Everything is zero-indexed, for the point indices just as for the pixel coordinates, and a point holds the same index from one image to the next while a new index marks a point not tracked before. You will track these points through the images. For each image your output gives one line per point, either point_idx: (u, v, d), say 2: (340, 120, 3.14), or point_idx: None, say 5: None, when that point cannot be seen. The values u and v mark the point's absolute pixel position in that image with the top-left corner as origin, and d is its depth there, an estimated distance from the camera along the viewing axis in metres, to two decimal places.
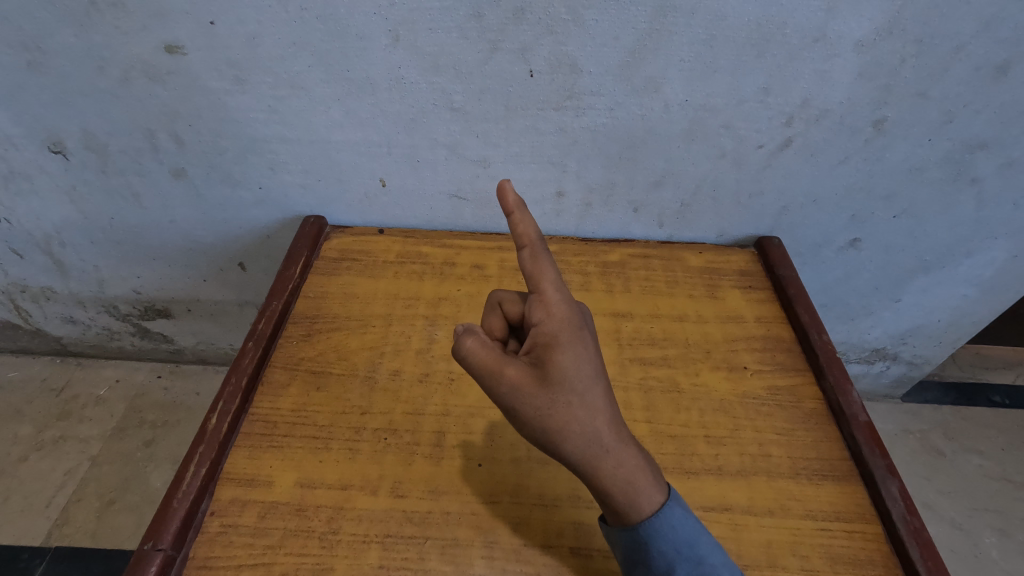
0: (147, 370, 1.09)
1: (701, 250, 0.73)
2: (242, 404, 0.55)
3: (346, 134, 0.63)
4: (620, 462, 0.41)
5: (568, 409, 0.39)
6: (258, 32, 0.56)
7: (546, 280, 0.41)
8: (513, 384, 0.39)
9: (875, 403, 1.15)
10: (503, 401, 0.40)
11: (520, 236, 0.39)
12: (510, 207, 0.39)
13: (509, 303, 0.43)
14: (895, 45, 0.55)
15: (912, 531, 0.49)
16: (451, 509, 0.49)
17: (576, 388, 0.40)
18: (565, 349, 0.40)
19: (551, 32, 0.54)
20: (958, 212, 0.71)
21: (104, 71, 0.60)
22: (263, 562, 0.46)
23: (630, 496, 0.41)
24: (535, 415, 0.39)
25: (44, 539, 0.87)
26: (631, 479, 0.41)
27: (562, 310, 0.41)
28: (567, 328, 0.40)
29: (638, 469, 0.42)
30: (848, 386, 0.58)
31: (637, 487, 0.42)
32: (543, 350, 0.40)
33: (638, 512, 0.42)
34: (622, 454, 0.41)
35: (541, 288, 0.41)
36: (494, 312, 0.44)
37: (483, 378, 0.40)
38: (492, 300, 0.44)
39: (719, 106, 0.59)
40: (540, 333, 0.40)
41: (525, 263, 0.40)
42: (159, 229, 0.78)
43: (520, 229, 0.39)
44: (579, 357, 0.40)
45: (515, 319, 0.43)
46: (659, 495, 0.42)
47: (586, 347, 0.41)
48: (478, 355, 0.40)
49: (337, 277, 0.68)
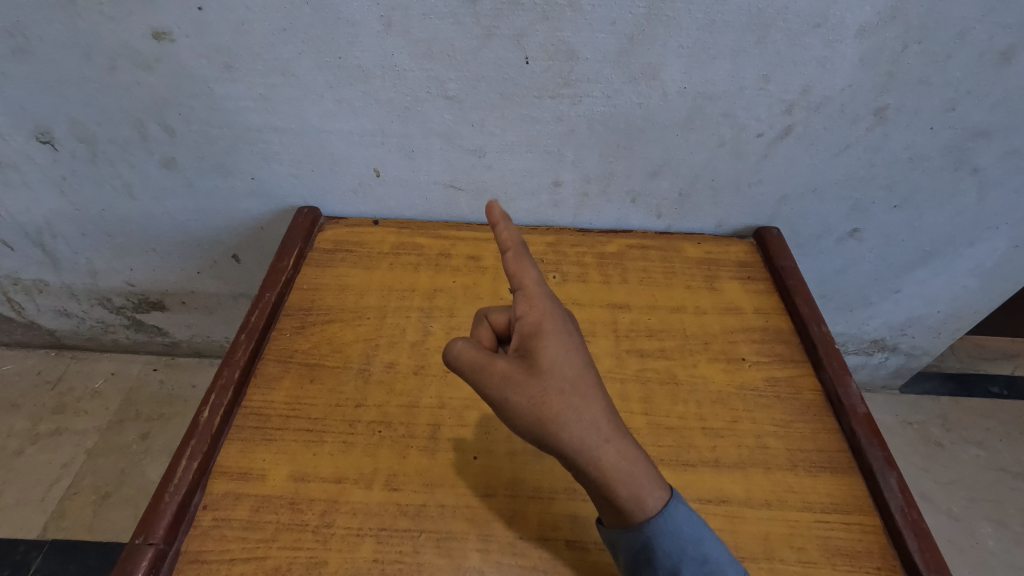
0: (143, 363, 1.09)
1: (699, 240, 0.73)
2: (235, 397, 0.54)
3: (338, 122, 0.62)
4: (620, 453, 0.40)
5: (562, 397, 0.39)
6: (247, 18, 0.54)
7: (527, 278, 0.40)
8: (504, 375, 0.39)
9: (873, 394, 1.15)
10: (495, 393, 0.39)
11: (502, 241, 0.39)
12: (495, 220, 0.39)
13: (495, 313, 0.43)
14: (897, 31, 0.54)
15: (911, 522, 0.48)
16: (446, 502, 0.49)
17: (565, 376, 0.39)
18: (550, 338, 0.40)
19: (548, 17, 0.53)
20: (959, 201, 0.70)
21: (91, 58, 0.59)
22: (256, 556, 0.45)
23: (634, 491, 0.40)
24: (529, 405, 0.38)
25: (40, 532, 0.87)
26: (633, 473, 0.40)
27: (544, 302, 0.40)
28: (550, 317, 0.40)
29: (638, 461, 0.41)
30: (847, 378, 0.58)
31: (639, 481, 0.41)
32: (529, 340, 0.40)
33: (643, 510, 0.41)
34: (620, 444, 0.40)
35: (523, 285, 0.40)
36: (482, 324, 0.43)
37: (474, 376, 0.39)
38: (478, 315, 0.44)
39: (718, 93, 0.58)
40: (525, 325, 0.40)
41: (506, 266, 0.40)
42: (151, 220, 0.77)
43: (505, 236, 0.39)
44: (564, 346, 0.40)
45: (503, 330, 0.42)
46: (662, 491, 0.42)
47: (570, 336, 0.41)
48: (467, 352, 0.39)
49: (330, 268, 0.67)
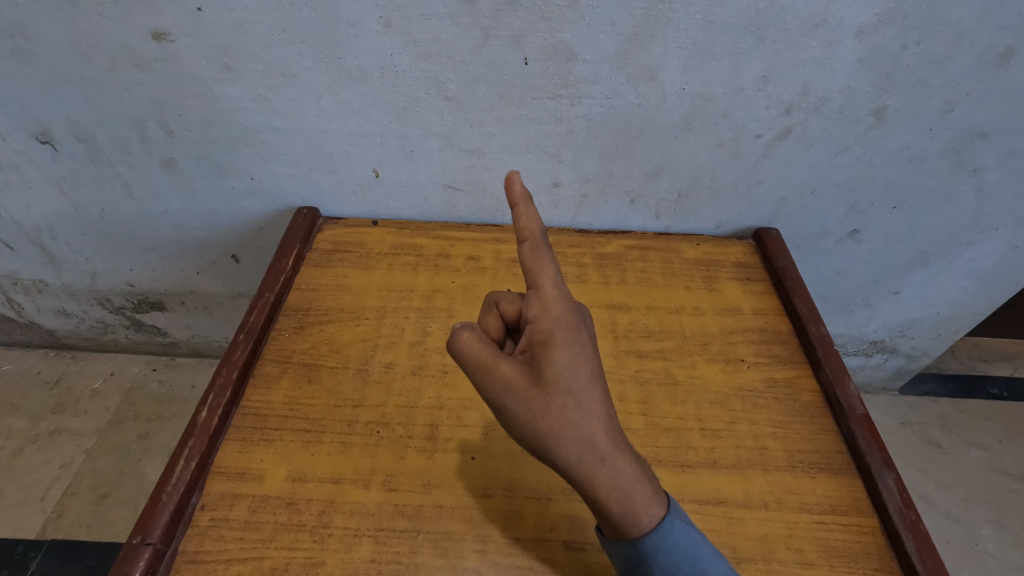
0: (142, 363, 1.09)
1: (698, 241, 0.73)
2: (233, 397, 0.54)
3: (338, 123, 0.62)
4: (616, 471, 0.40)
5: (563, 412, 0.38)
6: (247, 19, 0.55)
7: (544, 277, 0.39)
8: (506, 382, 0.38)
9: (872, 395, 1.15)
10: (495, 399, 0.39)
11: (521, 230, 0.39)
12: (516, 199, 0.38)
13: (507, 302, 0.42)
14: (896, 32, 0.54)
15: (909, 524, 0.48)
16: (444, 503, 0.49)
17: (570, 391, 0.39)
18: (560, 349, 0.39)
19: (547, 18, 0.53)
20: (958, 203, 0.70)
21: (91, 59, 0.59)
22: (253, 557, 0.45)
23: (628, 509, 0.40)
24: (527, 416, 0.38)
25: (39, 532, 0.87)
26: (628, 490, 0.40)
27: (558, 308, 0.39)
28: (563, 326, 0.39)
29: (635, 480, 0.40)
30: (846, 379, 0.58)
31: (634, 500, 0.40)
32: (538, 348, 0.39)
33: (636, 528, 0.41)
34: (618, 463, 0.40)
35: (539, 285, 0.39)
36: (491, 311, 0.43)
37: (477, 374, 0.39)
38: (490, 299, 0.43)
39: (717, 94, 0.58)
40: (536, 330, 0.39)
41: (524, 257, 0.39)
42: (150, 220, 0.77)
43: (523, 222, 0.38)
44: (574, 358, 0.39)
45: (512, 321, 0.42)
46: (658, 508, 0.41)
47: (582, 348, 0.40)
48: (473, 348, 0.39)
49: (329, 269, 0.67)
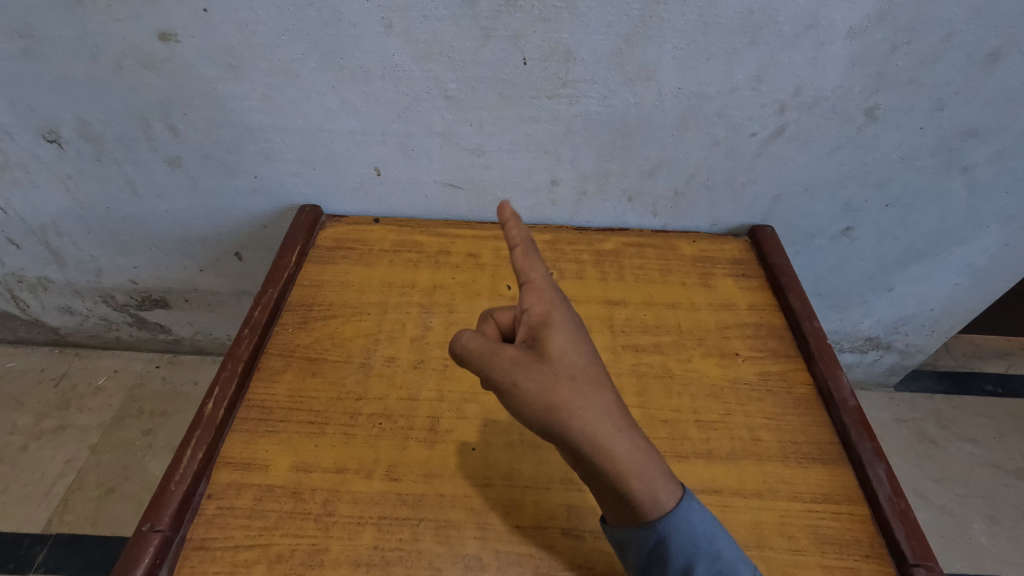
0: (145, 361, 1.10)
1: (694, 239, 0.74)
2: (238, 391, 0.55)
3: (340, 121, 0.64)
4: (632, 443, 0.40)
5: (572, 384, 0.39)
6: (251, 20, 0.56)
7: (535, 273, 0.41)
8: (514, 360, 0.39)
9: (868, 391, 1.16)
10: (506, 382, 0.39)
11: (509, 234, 0.41)
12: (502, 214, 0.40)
13: (500, 312, 0.44)
14: (885, 33, 0.55)
15: (899, 511, 0.49)
16: (445, 491, 0.50)
17: (573, 364, 0.40)
18: (558, 327, 0.41)
19: (544, 20, 0.54)
20: (950, 200, 0.71)
21: (99, 59, 0.60)
22: (260, 543, 0.46)
23: (647, 484, 0.41)
24: (540, 392, 0.39)
25: (45, 526, 0.88)
26: (644, 463, 0.41)
27: (551, 294, 0.42)
28: (557, 307, 0.41)
29: (649, 454, 0.41)
30: (838, 372, 0.59)
31: (651, 473, 0.41)
32: (537, 329, 0.41)
33: (657, 506, 0.41)
34: (632, 434, 0.40)
35: (530, 279, 0.41)
36: (487, 323, 0.44)
37: (483, 363, 0.39)
38: (482, 315, 0.45)
39: (711, 93, 0.60)
40: (532, 316, 0.41)
41: (513, 259, 0.41)
42: (155, 218, 0.79)
43: (512, 233, 0.41)
44: (572, 334, 0.41)
45: (509, 327, 0.43)
46: (674, 484, 0.42)
47: (577, 325, 0.42)
48: (475, 341, 0.40)
49: (332, 265, 0.68)
